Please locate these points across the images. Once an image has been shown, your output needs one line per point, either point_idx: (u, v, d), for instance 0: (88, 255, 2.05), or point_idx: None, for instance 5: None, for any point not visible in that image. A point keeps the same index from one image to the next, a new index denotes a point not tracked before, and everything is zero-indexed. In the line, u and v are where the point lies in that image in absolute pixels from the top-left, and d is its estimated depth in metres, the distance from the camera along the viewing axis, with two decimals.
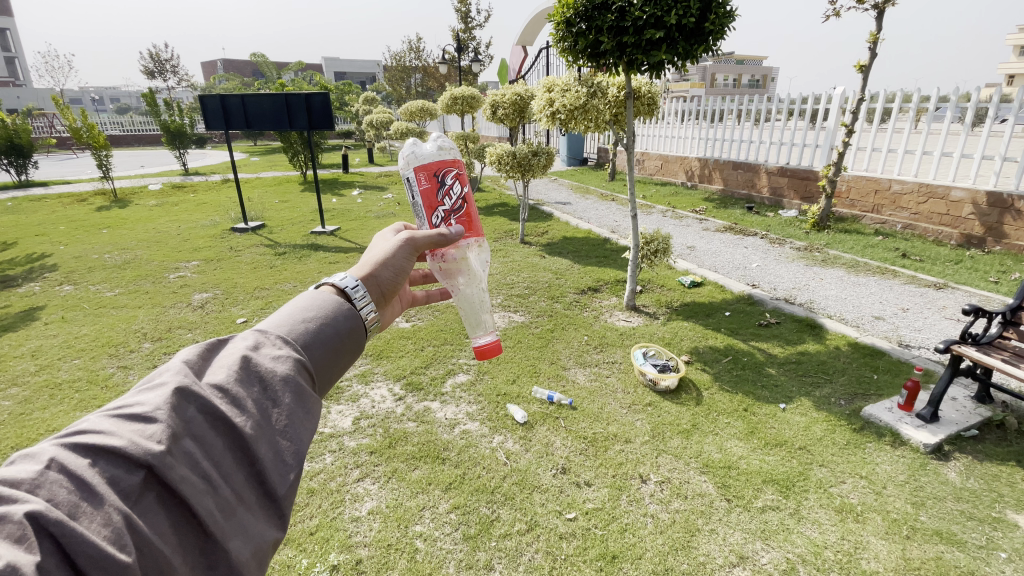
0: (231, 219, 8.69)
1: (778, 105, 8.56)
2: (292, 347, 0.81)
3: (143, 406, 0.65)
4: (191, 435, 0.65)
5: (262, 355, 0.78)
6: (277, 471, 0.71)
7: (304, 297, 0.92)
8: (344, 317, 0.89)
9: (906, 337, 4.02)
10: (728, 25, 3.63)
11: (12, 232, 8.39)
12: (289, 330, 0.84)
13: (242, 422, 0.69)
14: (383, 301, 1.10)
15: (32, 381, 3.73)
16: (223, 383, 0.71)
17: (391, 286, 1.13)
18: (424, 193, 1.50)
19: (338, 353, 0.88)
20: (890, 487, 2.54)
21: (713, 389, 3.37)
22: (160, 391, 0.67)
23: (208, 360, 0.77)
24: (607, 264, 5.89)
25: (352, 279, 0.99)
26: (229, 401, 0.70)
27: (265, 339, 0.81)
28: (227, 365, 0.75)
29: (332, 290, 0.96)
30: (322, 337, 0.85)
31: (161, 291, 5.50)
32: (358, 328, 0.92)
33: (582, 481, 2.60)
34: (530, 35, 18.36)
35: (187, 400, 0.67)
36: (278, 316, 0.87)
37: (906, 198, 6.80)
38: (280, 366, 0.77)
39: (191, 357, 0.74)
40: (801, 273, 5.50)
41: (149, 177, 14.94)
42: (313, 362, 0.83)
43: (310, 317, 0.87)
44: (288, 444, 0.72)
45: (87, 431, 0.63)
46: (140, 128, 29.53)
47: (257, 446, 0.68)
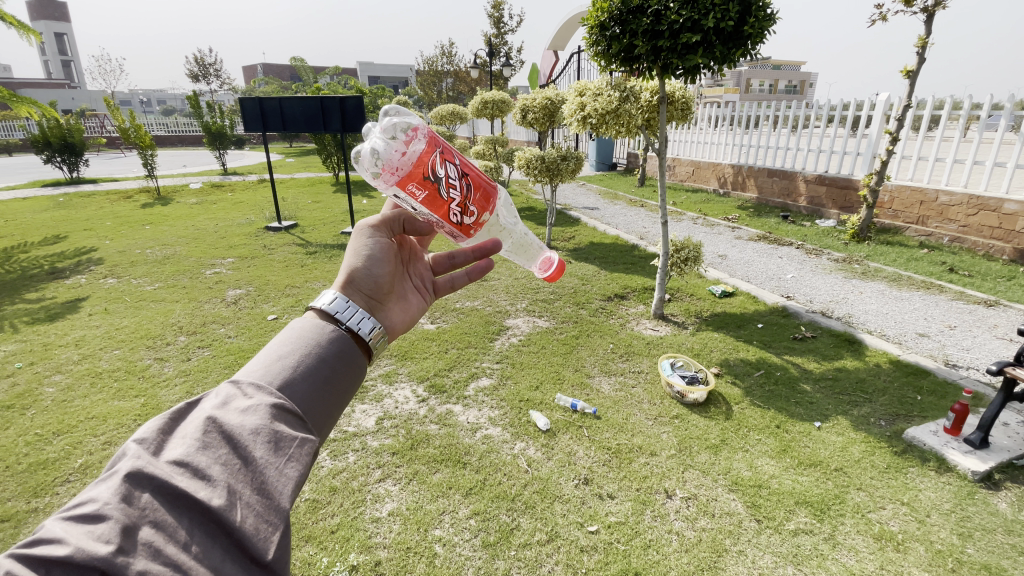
0: (265, 218, 8.94)
1: (818, 111, 8.29)
2: (262, 394, 0.83)
3: (95, 503, 0.66)
4: (151, 521, 0.66)
5: (229, 412, 0.80)
6: (262, 535, 0.70)
7: (287, 330, 0.94)
8: (326, 339, 0.93)
9: (952, 357, 3.81)
10: (768, 28, 3.54)
11: (63, 226, 8.82)
12: (261, 374, 0.86)
13: (208, 495, 0.69)
14: (372, 303, 1.19)
15: (75, 369, 3.89)
16: (182, 458, 0.73)
17: (371, 284, 1.20)
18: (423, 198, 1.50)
19: (327, 389, 0.89)
20: (934, 516, 2.39)
21: (743, 404, 3.26)
22: (114, 481, 0.68)
23: (173, 431, 0.79)
24: (635, 271, 5.79)
25: (334, 296, 1.01)
26: (189, 475, 0.71)
27: (236, 392, 0.83)
28: (189, 436, 0.76)
29: (317, 314, 0.98)
30: (303, 372, 0.87)
31: (197, 286, 5.68)
32: (348, 348, 0.94)
33: (605, 493, 2.54)
34: (562, 39, 18.33)
35: (140, 486, 0.69)
36: (253, 363, 0.89)
37: (954, 210, 6.47)
38: (250, 418, 0.79)
39: (149, 436, 0.76)
40: (839, 286, 5.29)
41: (190, 177, 15.53)
42: (294, 400, 0.84)
43: (286, 353, 0.90)
44: (267, 501, 0.73)
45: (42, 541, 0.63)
46: (183, 129, 30.78)
47: (230, 514, 0.69)
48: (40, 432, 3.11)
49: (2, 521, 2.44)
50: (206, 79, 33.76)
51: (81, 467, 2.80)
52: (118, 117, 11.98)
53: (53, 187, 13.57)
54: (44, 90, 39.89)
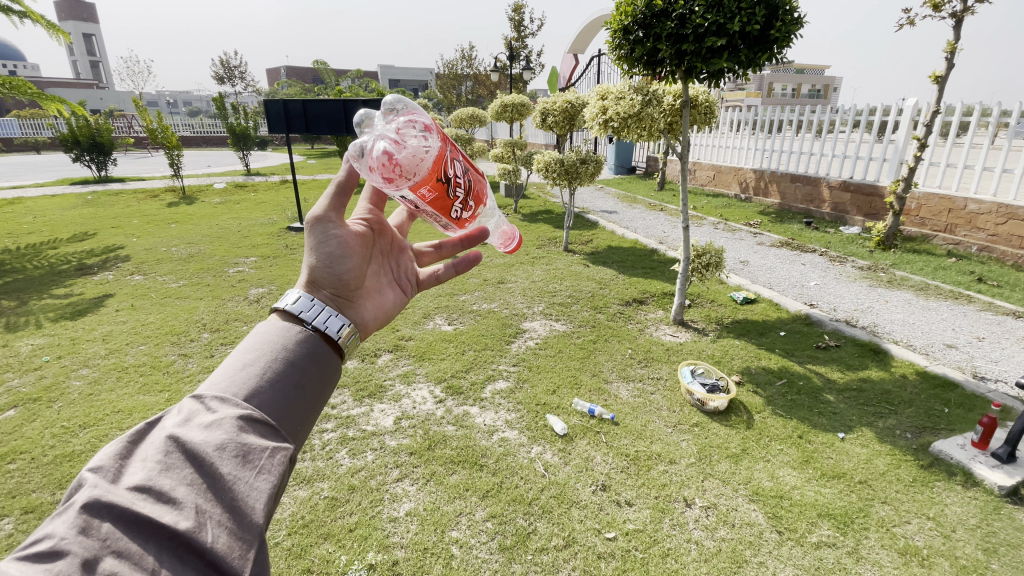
0: (287, 218, 9.09)
1: (843, 116, 8.14)
2: (226, 409, 0.83)
3: (51, 540, 0.65)
4: (114, 550, 0.66)
5: (190, 431, 0.80)
6: (235, 552, 0.71)
7: (248, 336, 0.96)
8: (291, 343, 0.95)
9: (982, 369, 3.70)
10: (795, 32, 3.50)
11: (92, 224, 9.08)
12: (225, 387, 0.86)
13: (175, 518, 0.70)
14: (341, 300, 1.15)
15: (102, 363, 4.00)
16: (143, 483, 0.73)
17: (335, 281, 1.16)
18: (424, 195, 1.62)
19: (296, 396, 0.91)
20: (960, 531, 2.32)
21: (765, 413, 3.21)
22: (72, 513, 0.68)
23: (132, 454, 0.79)
24: (653, 275, 5.74)
25: (297, 296, 1.04)
26: (153, 500, 0.71)
27: (198, 408, 0.84)
28: (150, 459, 0.76)
29: (280, 315, 1.01)
30: (269, 380, 0.89)
31: (220, 284, 5.80)
32: (315, 350, 0.97)
33: (623, 500, 2.52)
34: (583, 42, 18.30)
35: (98, 515, 0.68)
36: (214, 375, 0.89)
37: (983, 218, 6.29)
38: (215, 432, 0.79)
39: (106, 464, 0.76)
40: (863, 294, 5.18)
41: (214, 177, 15.86)
42: (262, 410, 0.86)
43: (251, 361, 0.90)
44: (239, 518, 0.74)
45: None
46: (208, 131, 31.47)
47: (201, 534, 0.69)
48: (69, 424, 3.21)
49: (31, 511, 2.51)
50: (231, 81, 34.49)
51: None
52: (146, 118, 12.30)
53: (83, 185, 13.98)
54: (76, 90, 41.13)
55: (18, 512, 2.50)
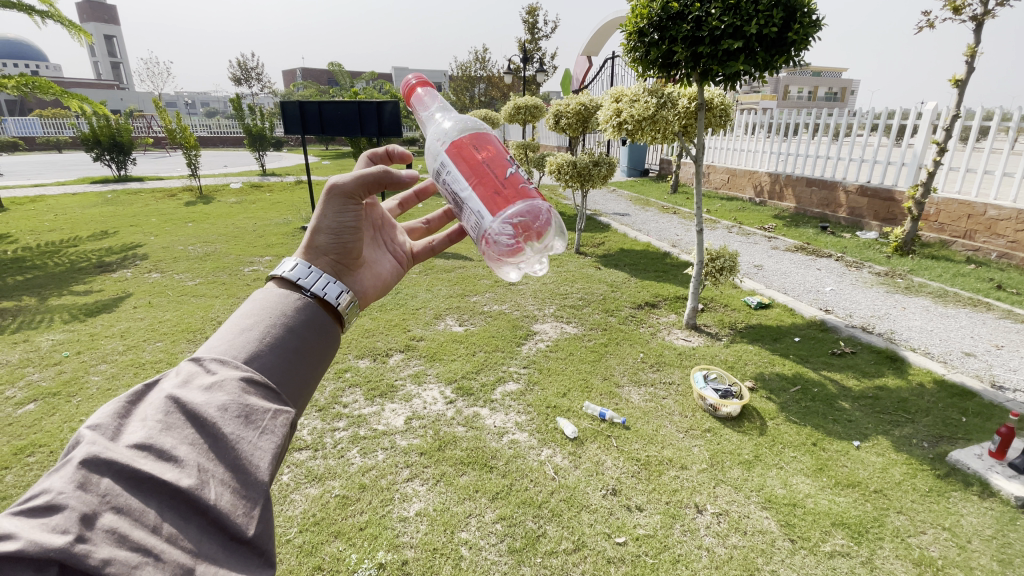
0: (301, 219, 9.20)
1: (861, 119, 8.02)
2: (228, 369, 0.80)
3: (46, 495, 0.61)
4: (111, 507, 0.63)
5: (190, 391, 0.77)
6: (240, 511, 0.68)
7: (247, 304, 0.93)
8: (291, 308, 0.92)
9: (1002, 378, 3.61)
10: (813, 35, 3.46)
11: (112, 222, 9.27)
12: (226, 349, 0.84)
13: (176, 475, 0.67)
14: (340, 266, 1.13)
15: (120, 359, 4.08)
16: (143, 440, 0.69)
17: (337, 247, 1.13)
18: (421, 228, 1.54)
19: (297, 358, 0.88)
20: (976, 542, 2.27)
21: (778, 420, 3.17)
22: (66, 470, 0.64)
23: (130, 413, 0.75)
24: (666, 279, 5.71)
25: (294, 263, 1.00)
26: (153, 457, 0.68)
27: (197, 369, 0.81)
28: (149, 418, 0.73)
29: (278, 282, 0.97)
30: (270, 344, 0.86)
31: (236, 282, 5.89)
32: (314, 318, 0.94)
33: (633, 505, 2.51)
34: (597, 45, 18.26)
35: (98, 472, 0.65)
36: (213, 339, 0.86)
37: (1003, 225, 6.16)
38: (217, 393, 0.76)
39: (104, 422, 0.73)
40: (880, 301, 5.09)
41: (231, 177, 16.10)
42: (262, 372, 0.83)
43: (251, 325, 0.88)
44: (243, 477, 0.71)
45: None
46: (225, 132, 31.97)
47: (203, 492, 0.66)
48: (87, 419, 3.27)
49: None
50: (248, 82, 35.03)
51: None
52: (165, 119, 12.52)
53: (104, 185, 14.28)
54: (98, 91, 42.03)
55: None
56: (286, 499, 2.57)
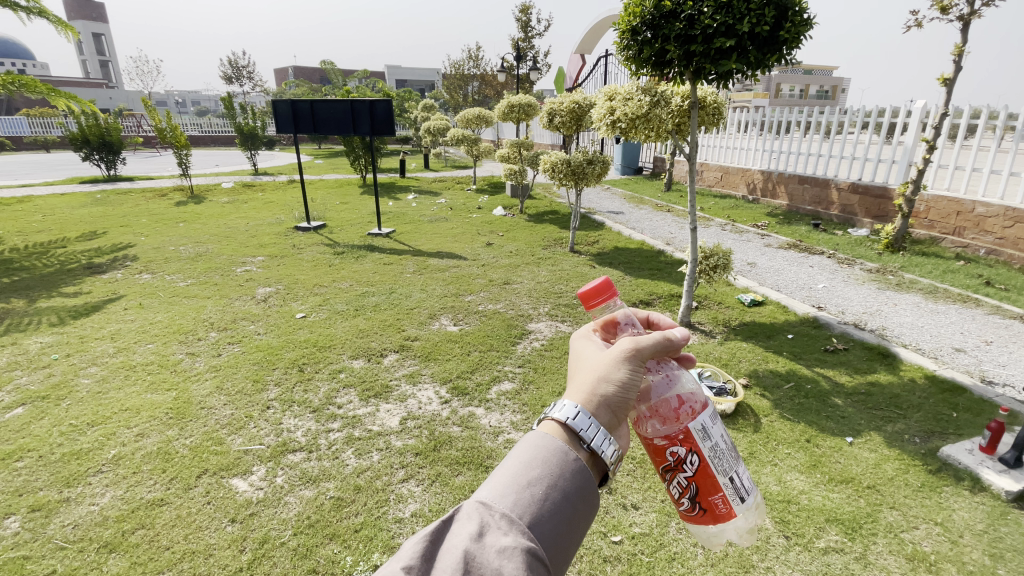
0: (294, 218, 9.14)
1: (852, 117, 8.08)
2: (516, 531, 0.72)
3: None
4: None
5: (485, 552, 0.70)
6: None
7: (526, 442, 0.84)
8: (574, 470, 0.80)
9: (991, 373, 3.66)
10: (804, 33, 3.48)
11: (101, 223, 9.17)
12: (514, 500, 0.75)
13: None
14: (617, 418, 0.96)
15: (111, 361, 4.04)
16: None
17: (617, 397, 0.98)
18: (681, 437, 1.01)
19: (571, 526, 0.77)
20: (967, 536, 2.30)
21: (772, 417, 3.19)
22: None
23: (429, 561, 0.71)
24: (660, 277, 5.72)
25: (571, 405, 0.89)
26: None
27: (489, 520, 0.74)
28: (445, 574, 0.67)
29: (558, 426, 0.87)
30: (553, 507, 0.75)
31: (228, 283, 5.84)
32: (588, 484, 0.81)
33: (629, 503, 2.51)
34: (589, 42, 18.24)
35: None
36: (499, 479, 0.79)
37: (992, 221, 6.22)
38: (508, 564, 0.68)
39: (413, 566, 0.69)
40: (872, 297, 5.14)
41: (222, 176, 15.98)
42: (542, 543, 0.73)
43: (537, 476, 0.79)
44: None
45: None
46: (215, 130, 31.72)
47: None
48: (78, 422, 3.23)
49: (39, 508, 2.54)
50: (239, 81, 34.76)
51: (115, 458, 2.90)
52: (155, 118, 12.38)
53: (93, 184, 14.13)
54: (86, 89, 41.55)
55: (27, 509, 2.52)
56: (280, 502, 2.55)
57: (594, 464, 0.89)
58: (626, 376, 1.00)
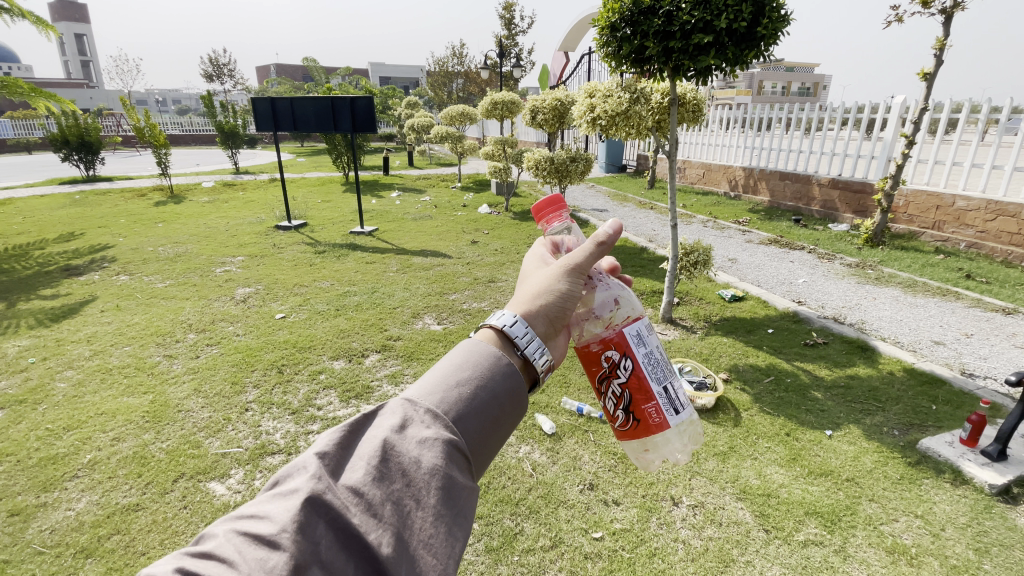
0: (276, 218, 9.01)
1: (832, 113, 8.18)
2: (440, 424, 0.75)
3: (270, 526, 0.61)
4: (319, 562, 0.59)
5: (406, 442, 0.73)
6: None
7: (459, 347, 0.85)
8: (502, 374, 0.81)
9: (970, 365, 3.72)
10: (782, 29, 3.50)
11: (78, 224, 8.95)
12: (439, 399, 0.77)
13: (378, 539, 0.63)
14: (553, 328, 1.00)
15: (86, 365, 3.94)
16: (357, 485, 0.67)
17: (554, 307, 1.02)
18: (616, 342, 1.12)
19: (497, 425, 0.80)
20: (949, 530, 2.33)
21: (752, 411, 3.21)
22: (291, 501, 0.63)
23: (351, 448, 0.73)
24: (644, 274, 5.74)
25: (509, 315, 0.91)
26: (363, 511, 0.64)
27: (413, 414, 0.76)
28: (365, 459, 0.70)
29: (493, 333, 0.88)
30: (477, 407, 0.77)
31: (207, 284, 5.74)
32: (519, 387, 0.83)
33: (610, 499, 2.51)
34: (573, 40, 18.26)
35: (316, 514, 0.63)
36: (428, 379, 0.81)
37: (972, 215, 6.34)
38: (428, 455, 0.71)
39: (329, 452, 0.71)
40: (851, 291, 5.20)
41: (203, 175, 15.71)
42: (464, 438, 0.75)
43: (464, 377, 0.80)
44: (432, 560, 0.64)
45: (216, 555, 0.60)
46: (196, 129, 31.18)
47: (396, 570, 0.61)
48: (50, 427, 3.14)
49: (11, 515, 2.46)
50: (220, 79, 34.20)
51: (89, 463, 2.82)
52: (133, 117, 12.11)
53: (71, 185, 13.80)
54: (63, 88, 40.59)
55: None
56: None
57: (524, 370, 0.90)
58: (567, 288, 1.04)
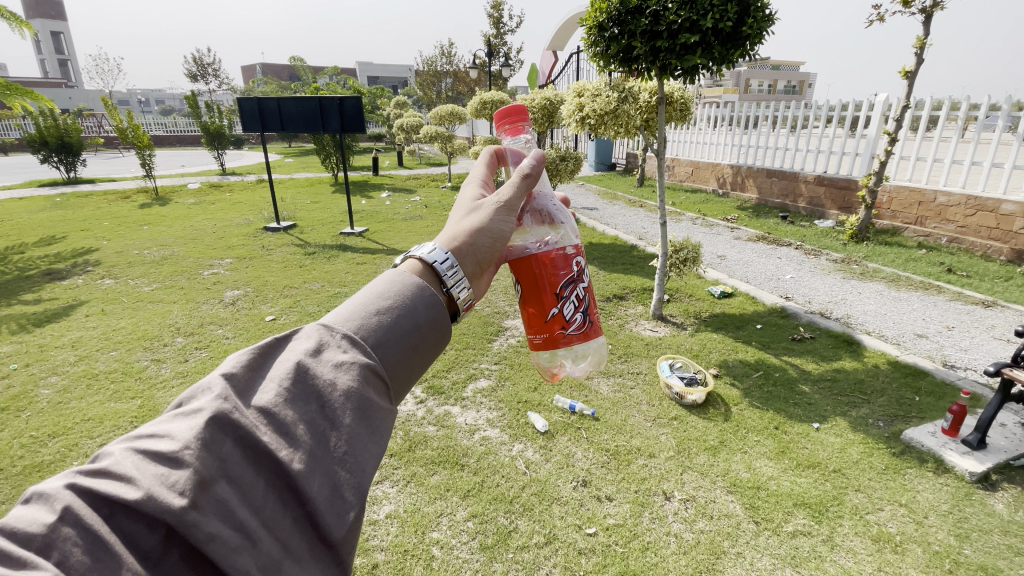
0: (264, 219, 8.93)
1: (816, 111, 8.30)
2: (358, 348, 0.72)
3: (172, 444, 0.59)
4: (226, 477, 0.58)
5: (321, 364, 0.70)
6: (334, 512, 0.63)
7: (381, 278, 0.83)
8: (424, 305, 0.79)
9: (951, 357, 3.81)
10: (766, 29, 3.54)
11: (60, 227, 8.79)
12: (357, 325, 0.75)
13: (289, 455, 0.62)
14: (481, 267, 1.02)
15: (72, 370, 3.88)
16: (269, 405, 0.64)
17: (485, 248, 1.03)
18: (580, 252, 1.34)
19: (416, 351, 0.79)
20: (932, 517, 2.39)
21: (741, 405, 3.25)
22: (194, 420, 0.61)
23: (261, 369, 0.70)
24: (634, 271, 5.78)
25: (441, 251, 0.90)
26: (274, 429, 0.63)
27: (329, 339, 0.73)
28: (277, 380, 0.67)
29: (418, 266, 0.87)
30: (398, 333, 0.76)
31: (195, 287, 5.67)
32: (441, 318, 0.81)
33: (603, 495, 2.53)
34: (561, 40, 18.32)
35: (224, 432, 0.61)
36: (347, 306, 0.78)
37: (952, 210, 6.47)
38: (343, 377, 0.68)
39: (236, 371, 0.68)
40: (837, 286, 5.29)
41: (189, 177, 15.52)
42: (383, 362, 0.74)
43: (384, 306, 0.78)
44: (348, 475, 0.64)
45: (110, 472, 0.58)
46: (181, 130, 30.75)
47: (309, 484, 0.61)
48: (36, 434, 3.10)
49: None
50: (205, 79, 33.73)
51: None
52: (115, 118, 11.91)
53: (52, 188, 13.54)
54: (42, 88, 39.77)
55: None
56: None
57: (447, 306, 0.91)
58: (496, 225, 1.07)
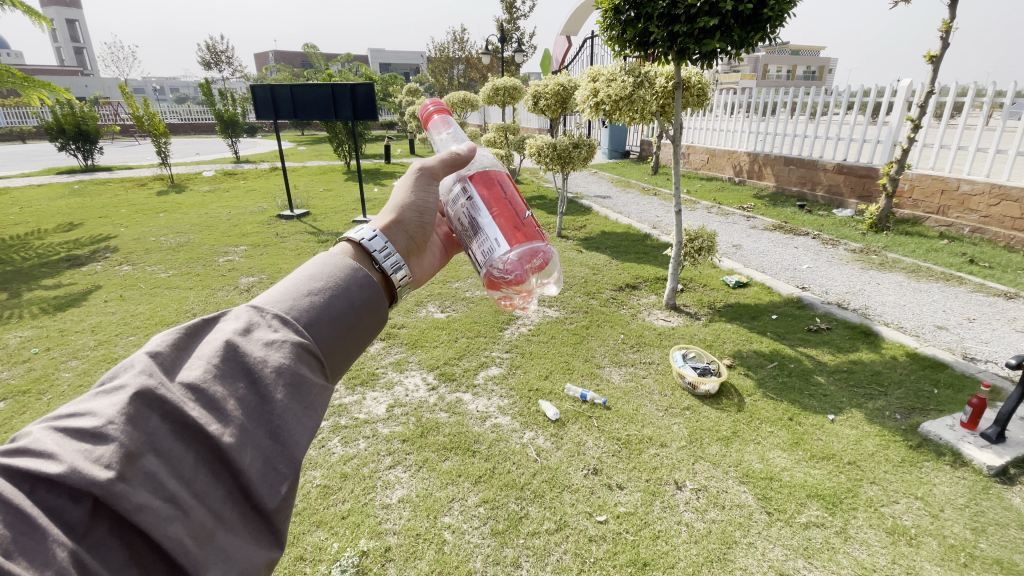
0: (277, 206, 8.99)
1: (836, 97, 8.10)
2: (289, 328, 0.74)
3: (96, 420, 0.59)
4: (153, 450, 0.59)
5: (251, 343, 0.71)
6: (266, 483, 0.65)
7: (316, 259, 0.84)
8: (358, 286, 0.81)
9: (971, 350, 3.73)
10: (788, 11, 3.44)
11: (79, 214, 8.92)
12: (290, 305, 0.76)
13: (219, 430, 0.63)
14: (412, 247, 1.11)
15: (91, 354, 3.96)
16: (197, 381, 0.65)
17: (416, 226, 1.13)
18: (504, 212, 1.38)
19: (351, 331, 0.80)
20: (948, 510, 2.35)
21: (756, 396, 3.23)
22: (120, 396, 0.61)
23: (187, 349, 0.70)
24: (647, 261, 5.73)
25: (370, 229, 0.94)
26: (202, 405, 0.64)
27: (259, 320, 0.74)
28: (205, 358, 0.68)
29: (351, 247, 0.91)
30: (331, 313, 0.77)
31: (211, 274, 5.74)
32: (377, 298, 0.83)
33: (614, 483, 2.54)
34: (575, 24, 17.96)
35: (150, 407, 0.61)
36: (279, 288, 0.79)
37: (976, 199, 6.28)
38: (275, 355, 0.70)
39: (161, 350, 0.68)
40: (856, 277, 5.19)
41: (204, 165, 15.65)
42: (315, 343, 0.75)
43: (317, 287, 0.79)
44: (279, 448, 0.66)
45: (30, 450, 0.57)
46: (195, 119, 31.11)
47: (240, 457, 0.62)
48: None
49: None
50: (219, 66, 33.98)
51: None
52: (132, 106, 11.97)
53: (71, 175, 13.74)
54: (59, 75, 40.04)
55: None
56: None
57: (386, 287, 0.95)
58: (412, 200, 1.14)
